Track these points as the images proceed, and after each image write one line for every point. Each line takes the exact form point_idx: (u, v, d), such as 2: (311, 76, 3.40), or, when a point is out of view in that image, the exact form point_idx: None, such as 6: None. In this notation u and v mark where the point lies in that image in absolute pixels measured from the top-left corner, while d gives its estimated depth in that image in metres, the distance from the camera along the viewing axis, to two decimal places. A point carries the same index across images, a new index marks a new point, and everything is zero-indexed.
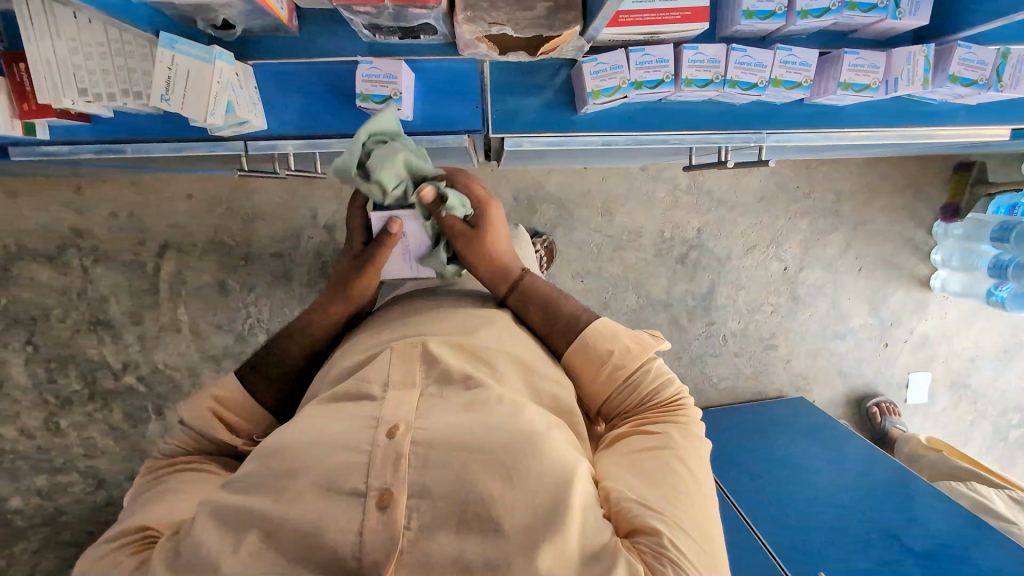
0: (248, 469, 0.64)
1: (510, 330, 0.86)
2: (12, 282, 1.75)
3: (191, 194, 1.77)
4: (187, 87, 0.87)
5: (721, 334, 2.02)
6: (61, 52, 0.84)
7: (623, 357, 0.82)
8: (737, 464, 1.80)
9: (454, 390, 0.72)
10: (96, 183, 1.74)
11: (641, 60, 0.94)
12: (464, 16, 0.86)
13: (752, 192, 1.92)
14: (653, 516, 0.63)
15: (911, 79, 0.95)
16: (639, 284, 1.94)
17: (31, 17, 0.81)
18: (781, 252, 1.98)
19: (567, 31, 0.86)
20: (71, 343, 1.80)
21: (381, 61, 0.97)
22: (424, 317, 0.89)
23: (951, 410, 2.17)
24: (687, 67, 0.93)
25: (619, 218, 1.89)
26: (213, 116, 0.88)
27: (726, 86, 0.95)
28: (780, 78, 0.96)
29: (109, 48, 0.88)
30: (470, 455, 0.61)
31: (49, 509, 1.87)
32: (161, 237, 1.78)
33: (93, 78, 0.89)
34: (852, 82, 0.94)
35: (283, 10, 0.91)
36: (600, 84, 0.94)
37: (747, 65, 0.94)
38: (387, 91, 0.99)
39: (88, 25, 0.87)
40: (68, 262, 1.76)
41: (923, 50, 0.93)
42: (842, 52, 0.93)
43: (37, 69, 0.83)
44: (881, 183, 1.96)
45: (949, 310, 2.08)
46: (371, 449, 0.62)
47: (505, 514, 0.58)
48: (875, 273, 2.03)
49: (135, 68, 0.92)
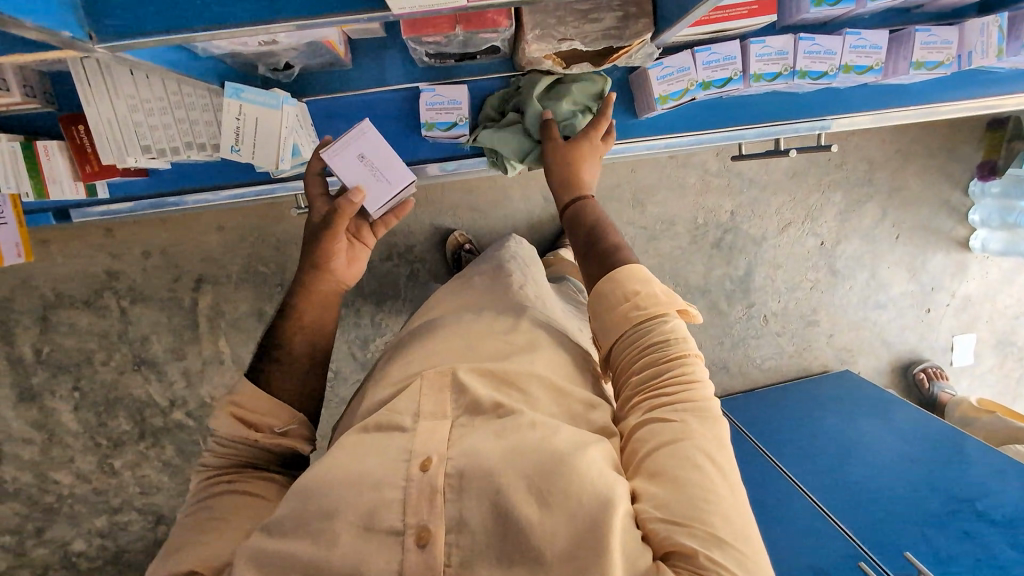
0: (286, 511, 0.63)
1: (538, 351, 0.82)
2: (54, 330, 1.75)
3: (221, 225, 1.75)
4: (256, 137, 0.89)
5: (761, 315, 1.99)
6: (121, 111, 0.87)
7: (636, 327, 0.73)
8: (790, 445, 1.77)
9: (486, 419, 0.68)
10: (125, 224, 1.72)
11: (708, 59, 0.92)
12: (533, 35, 0.84)
13: (783, 169, 1.89)
14: (685, 529, 0.57)
15: (985, 52, 0.92)
16: (676, 273, 1.92)
17: (91, 81, 0.85)
18: (817, 227, 1.95)
19: (636, 41, 0.85)
20: (116, 385, 1.80)
21: (443, 88, 1.02)
22: (440, 337, 0.86)
23: (997, 368, 2.15)
24: (755, 63, 0.91)
25: (651, 209, 1.86)
26: (282, 162, 0.92)
27: (795, 78, 0.94)
28: (851, 64, 0.93)
29: (168, 102, 0.90)
30: (504, 481, 0.59)
31: (112, 548, 1.88)
32: (196, 271, 1.77)
33: (155, 133, 0.91)
34: (924, 60, 0.94)
35: (341, 47, 0.94)
36: (667, 89, 0.93)
37: (816, 53, 0.92)
38: (452, 117, 1.04)
39: (146, 82, 0.88)
40: (106, 306, 1.75)
41: (997, 20, 0.90)
42: (912, 31, 0.93)
43: (100, 130, 0.88)
44: (914, 148, 1.92)
45: (990, 269, 2.04)
46: (405, 486, 0.60)
47: (546, 543, 0.56)
48: (913, 239, 2.00)
49: (197, 120, 0.93)
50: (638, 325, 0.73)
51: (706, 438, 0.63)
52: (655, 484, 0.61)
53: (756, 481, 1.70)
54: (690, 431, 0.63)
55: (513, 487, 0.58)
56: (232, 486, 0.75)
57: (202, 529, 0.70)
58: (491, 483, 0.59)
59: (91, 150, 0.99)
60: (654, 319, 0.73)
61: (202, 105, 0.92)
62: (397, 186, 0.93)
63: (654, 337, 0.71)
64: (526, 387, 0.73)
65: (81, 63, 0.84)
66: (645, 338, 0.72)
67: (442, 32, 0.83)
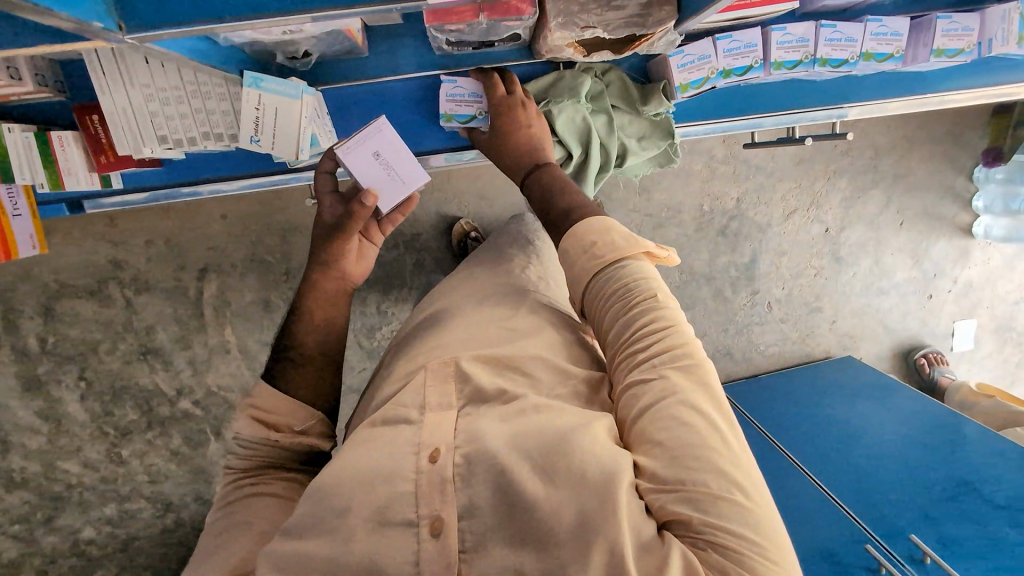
0: (301, 511, 0.62)
1: (555, 338, 0.81)
2: (58, 321, 1.74)
3: (225, 214, 1.74)
4: (276, 126, 0.88)
5: (765, 302, 2.00)
6: (137, 101, 0.87)
7: (614, 279, 0.73)
8: (794, 429, 1.79)
9: (492, 406, 0.68)
10: (128, 213, 1.70)
11: (729, 47, 0.91)
12: (556, 23, 0.82)
13: (789, 156, 1.88)
14: (693, 489, 0.57)
15: (1005, 39, 0.91)
16: (681, 260, 1.92)
17: (106, 71, 0.84)
18: (822, 214, 1.95)
19: (658, 29, 0.83)
20: (123, 374, 1.80)
21: (465, 80, 1.01)
22: (448, 328, 0.85)
23: (997, 353, 2.17)
24: (776, 50, 0.91)
25: (657, 196, 1.85)
26: (303, 151, 0.92)
27: (816, 66, 0.93)
28: (872, 51, 0.93)
29: (184, 91, 0.89)
30: (514, 465, 0.59)
31: (122, 535, 1.90)
32: (200, 260, 1.76)
33: (172, 124, 0.91)
34: (944, 48, 0.94)
35: (358, 34, 0.91)
36: (688, 77, 0.93)
37: (837, 41, 0.91)
38: (472, 110, 1.03)
39: (162, 70, 0.87)
40: (110, 296, 1.74)
41: (1019, 6, 0.89)
42: (934, 17, 0.92)
43: (116, 120, 0.88)
44: (919, 134, 1.92)
45: (993, 255, 2.06)
46: (415, 477, 0.60)
47: (553, 519, 0.56)
48: (917, 226, 2.00)
49: (213, 109, 0.91)
50: (613, 278, 0.73)
51: (695, 389, 0.64)
52: (652, 444, 0.61)
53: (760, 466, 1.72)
54: (683, 390, 0.63)
55: (518, 471, 0.59)
56: (256, 489, 0.76)
57: (228, 535, 0.69)
58: (499, 467, 0.59)
59: (105, 141, 0.98)
60: (629, 270, 0.73)
61: (219, 95, 0.89)
62: (409, 186, 0.90)
63: (633, 289, 0.71)
64: (551, 375, 0.73)
65: (98, 53, 0.83)
66: (623, 292, 0.72)
67: (464, 20, 0.82)
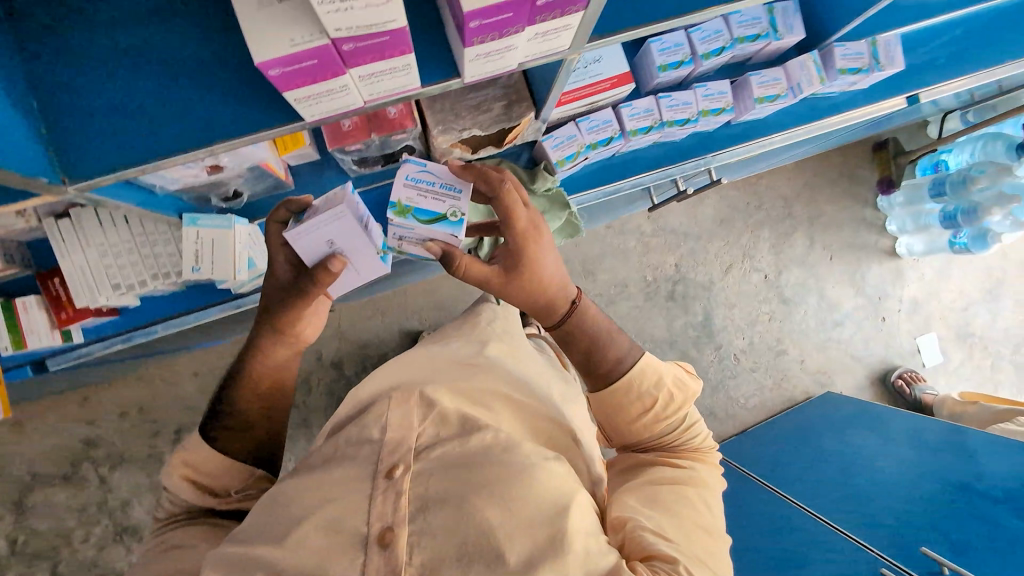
0: (249, 520, 0.65)
1: (507, 378, 0.84)
2: (30, 513, 1.69)
3: (197, 371, 1.79)
4: (213, 256, 1.00)
5: (731, 354, 2.06)
6: (92, 258, 0.99)
7: (626, 385, 0.72)
8: (802, 473, 1.72)
9: (453, 433, 0.67)
10: (101, 389, 1.74)
11: (590, 125, 1.00)
12: (437, 130, 0.92)
13: (710, 218, 2.07)
14: (696, 536, 0.63)
15: (810, 81, 1.01)
16: (641, 330, 2.00)
17: (64, 238, 0.97)
18: (757, 263, 2.10)
19: (521, 119, 0.92)
20: (98, 560, 1.71)
21: (434, 168, 0.81)
22: (415, 370, 0.87)
23: (968, 361, 2.22)
24: (627, 122, 1.00)
25: (602, 276, 1.98)
26: (239, 273, 1.03)
27: (665, 128, 1.02)
28: (707, 108, 1.02)
29: (133, 242, 1.00)
30: (472, 488, 0.60)
31: None
32: (175, 421, 1.77)
33: (124, 272, 1.02)
34: (765, 96, 1.02)
35: (282, 169, 1.02)
36: (562, 154, 1.03)
37: (675, 105, 1.00)
38: (442, 207, 0.81)
39: (111, 228, 1.00)
40: (84, 476, 1.72)
41: (811, 57, 1.01)
42: (747, 75, 1.01)
43: (75, 277, 0.99)
44: (817, 180, 2.15)
45: (924, 270, 2.20)
46: (370, 491, 0.61)
47: (506, 543, 0.57)
48: (846, 257, 2.16)
49: (160, 253, 1.02)
50: (628, 386, 0.72)
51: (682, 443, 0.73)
52: (654, 503, 0.66)
53: (771, 519, 1.64)
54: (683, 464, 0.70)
55: (475, 496, 0.59)
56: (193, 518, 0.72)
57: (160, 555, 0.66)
58: (455, 492, 0.60)
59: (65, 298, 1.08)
60: (641, 372, 0.72)
61: (164, 235, 1.02)
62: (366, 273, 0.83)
63: (645, 389, 0.72)
64: (509, 414, 0.76)
65: (58, 219, 0.97)
66: (637, 400, 0.73)
67: (359, 141, 0.93)
